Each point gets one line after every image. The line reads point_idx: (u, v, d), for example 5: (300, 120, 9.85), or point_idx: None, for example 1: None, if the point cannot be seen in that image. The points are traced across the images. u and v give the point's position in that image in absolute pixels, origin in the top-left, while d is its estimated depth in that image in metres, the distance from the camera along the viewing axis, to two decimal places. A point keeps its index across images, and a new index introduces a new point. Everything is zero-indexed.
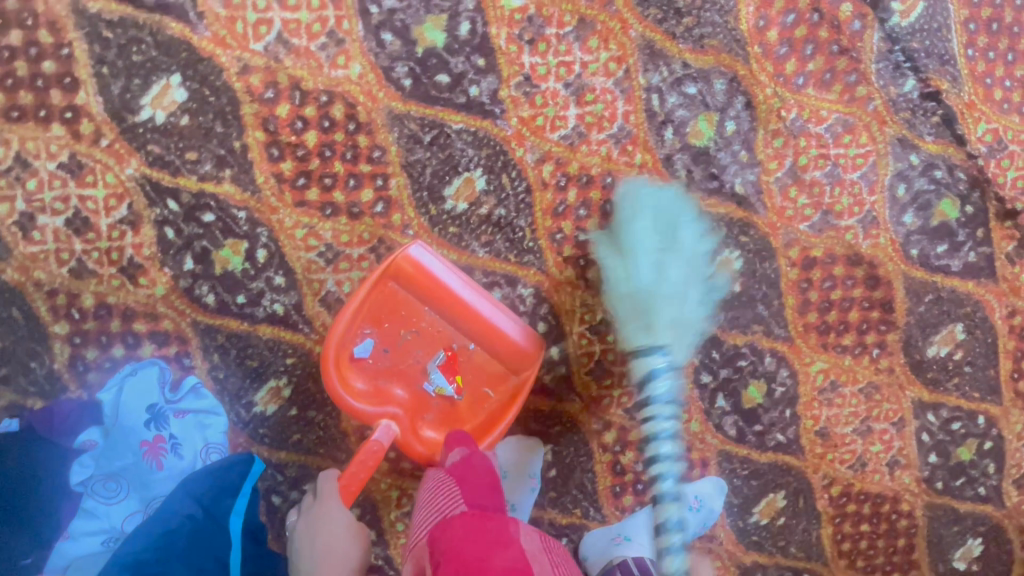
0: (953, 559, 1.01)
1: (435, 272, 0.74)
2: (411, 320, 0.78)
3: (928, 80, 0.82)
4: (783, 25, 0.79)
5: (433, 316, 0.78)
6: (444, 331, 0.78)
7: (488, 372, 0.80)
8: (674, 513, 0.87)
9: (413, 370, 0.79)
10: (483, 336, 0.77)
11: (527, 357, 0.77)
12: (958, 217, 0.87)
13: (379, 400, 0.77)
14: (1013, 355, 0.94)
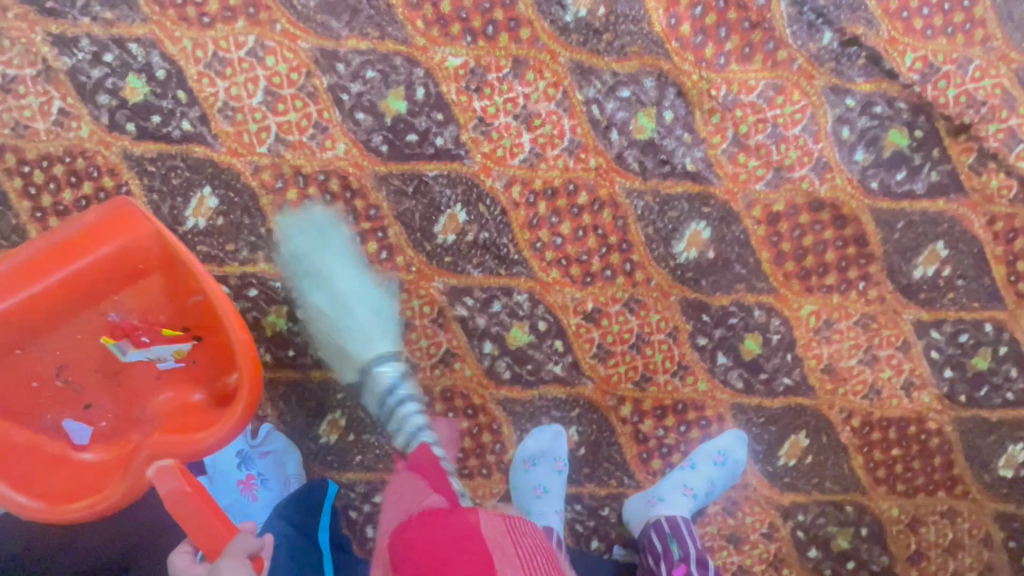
0: (998, 468, 1.03)
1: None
2: (30, 375, 0.72)
3: (843, 30, 0.89)
4: (693, 18, 0.88)
5: (53, 333, 0.72)
6: (34, 364, 0.72)
7: (151, 298, 0.74)
8: (701, 471, 0.97)
9: (87, 388, 0.76)
10: (99, 287, 0.71)
11: (115, 239, 0.69)
12: (909, 143, 0.92)
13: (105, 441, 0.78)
14: (1005, 260, 0.96)
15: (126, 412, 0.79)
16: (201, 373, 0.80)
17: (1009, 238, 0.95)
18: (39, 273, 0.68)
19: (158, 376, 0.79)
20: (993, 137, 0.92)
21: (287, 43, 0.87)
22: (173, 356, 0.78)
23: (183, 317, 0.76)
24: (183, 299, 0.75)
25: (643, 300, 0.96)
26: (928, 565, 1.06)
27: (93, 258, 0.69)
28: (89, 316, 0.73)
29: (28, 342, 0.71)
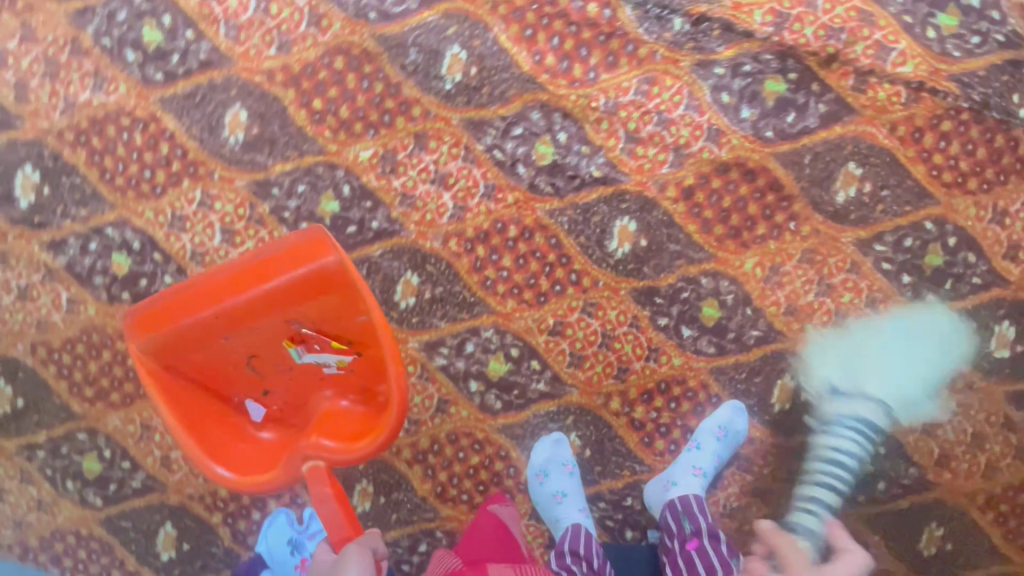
0: (992, 350, 1.04)
1: (211, 279, 0.90)
2: (227, 362, 0.94)
3: (689, 12, 0.96)
4: (554, 48, 0.97)
5: (254, 329, 0.92)
6: (227, 355, 0.94)
7: (331, 311, 0.90)
8: (707, 449, 1.03)
9: (268, 375, 0.96)
10: (297, 300, 0.89)
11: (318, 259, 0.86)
12: (788, 87, 0.98)
13: (272, 422, 0.99)
14: (920, 159, 1.00)
15: (285, 401, 0.98)
16: (357, 382, 0.96)
17: (916, 139, 0.99)
18: (242, 283, 0.89)
19: (321, 376, 0.97)
20: (864, 55, 0.97)
21: (227, 186, 1.02)
22: (335, 364, 0.95)
23: (343, 330, 0.92)
24: (347, 317, 0.90)
25: (597, 302, 1.03)
26: (955, 461, 1.08)
27: (300, 276, 0.87)
28: (270, 326, 0.92)
29: (200, 349, 0.93)
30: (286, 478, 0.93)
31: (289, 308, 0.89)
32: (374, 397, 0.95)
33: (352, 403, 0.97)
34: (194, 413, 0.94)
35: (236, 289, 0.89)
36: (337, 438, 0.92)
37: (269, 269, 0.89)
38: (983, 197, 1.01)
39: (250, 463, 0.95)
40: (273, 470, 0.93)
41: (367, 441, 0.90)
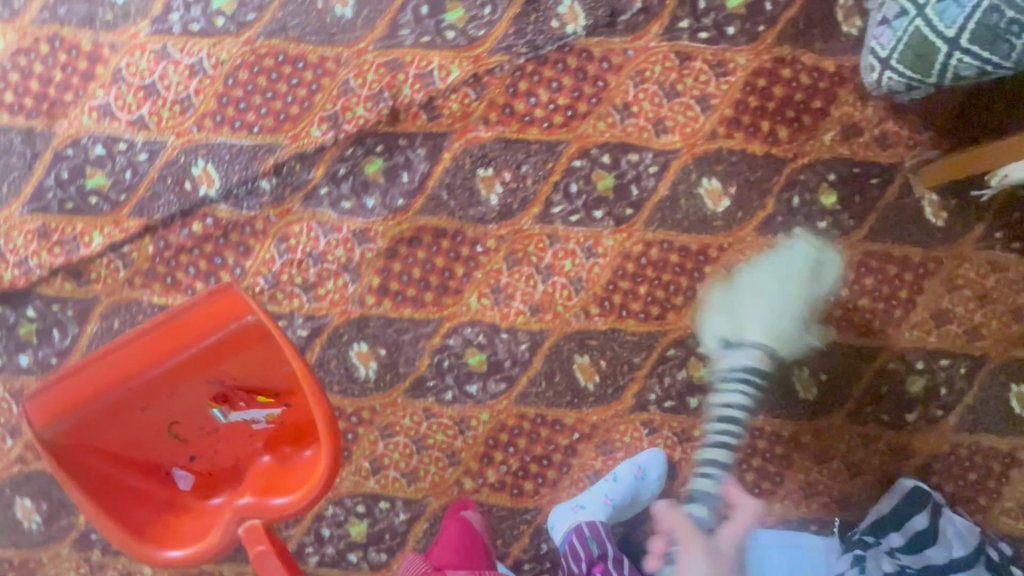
0: (713, 209, 1.06)
1: (118, 359, 0.88)
2: (147, 434, 0.94)
3: (266, 171, 1.04)
4: (196, 274, 1.05)
5: (177, 401, 0.93)
6: (148, 424, 0.94)
7: (255, 361, 0.92)
8: (622, 481, 1.05)
9: (193, 439, 0.97)
10: (217, 363, 0.91)
11: (223, 311, 0.87)
12: (383, 160, 1.04)
13: (206, 486, 1.00)
14: (527, 125, 1.04)
15: (217, 461, 1.00)
16: (293, 435, 0.99)
17: (509, 114, 1.04)
18: (148, 350, 0.88)
19: (250, 432, 0.98)
20: (416, 91, 1.03)
21: (58, 561, 1.10)
22: (266, 419, 0.98)
23: (268, 386, 0.95)
24: (272, 368, 0.93)
25: (388, 421, 1.08)
26: None
27: (218, 347, 0.89)
28: (191, 397, 0.94)
29: (147, 405, 0.92)
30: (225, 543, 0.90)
31: (207, 369, 0.91)
32: (309, 434, 0.98)
33: (292, 449, 0.98)
34: (112, 485, 0.92)
35: (121, 381, 0.89)
36: (262, 495, 0.92)
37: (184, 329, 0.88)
38: (599, 110, 1.05)
39: (188, 532, 0.94)
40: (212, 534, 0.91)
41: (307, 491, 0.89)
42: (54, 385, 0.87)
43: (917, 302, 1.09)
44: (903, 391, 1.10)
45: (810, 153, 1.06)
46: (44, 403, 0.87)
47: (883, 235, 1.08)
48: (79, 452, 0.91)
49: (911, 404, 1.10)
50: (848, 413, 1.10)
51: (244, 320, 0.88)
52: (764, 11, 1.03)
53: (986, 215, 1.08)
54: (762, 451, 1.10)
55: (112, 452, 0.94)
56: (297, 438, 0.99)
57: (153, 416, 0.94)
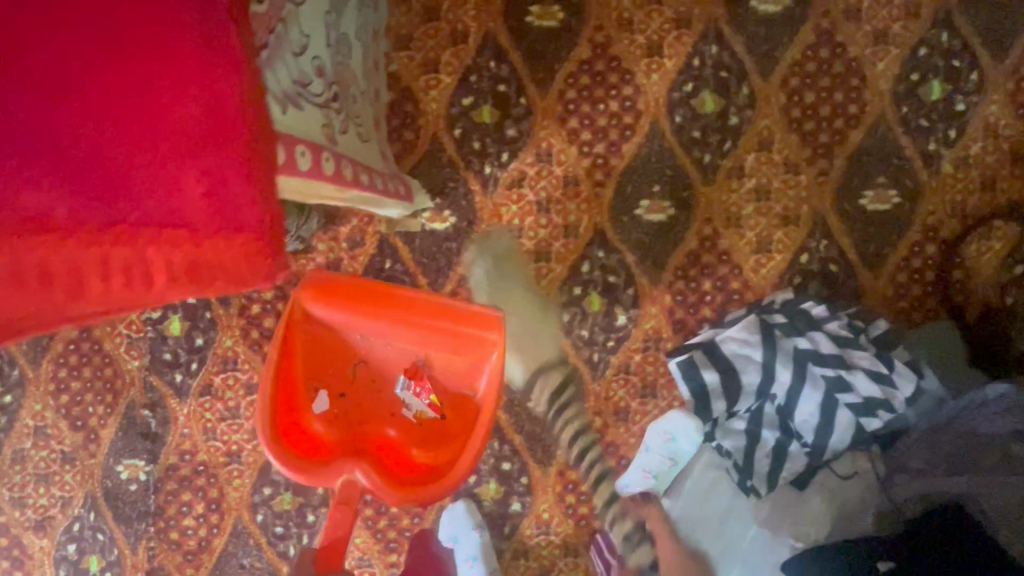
0: None
1: (386, 299, 1.01)
2: (348, 354, 1.04)
3: None
4: None
5: (387, 353, 1.04)
6: (353, 351, 1.04)
7: (458, 368, 1.04)
8: None
9: (336, 376, 1.03)
10: (444, 341, 1.01)
11: (472, 308, 1.00)
12: None
13: (331, 420, 1.02)
14: (207, 548, 1.11)
15: (348, 411, 1.03)
16: (436, 438, 1.02)
17: (192, 557, 1.12)
18: (416, 309, 1.00)
19: (397, 414, 1.04)
20: None
21: None
22: (416, 412, 1.03)
23: (445, 393, 1.05)
24: (459, 380, 1.04)
25: None
26: None
27: (466, 325, 1.00)
28: (400, 352, 1.03)
29: (368, 353, 1.04)
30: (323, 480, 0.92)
31: (437, 342, 1.01)
32: (436, 453, 1.01)
33: (408, 462, 1.01)
34: (287, 373, 0.98)
35: (361, 311, 1.00)
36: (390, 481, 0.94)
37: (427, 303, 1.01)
38: (221, 479, 1.11)
39: (292, 436, 0.96)
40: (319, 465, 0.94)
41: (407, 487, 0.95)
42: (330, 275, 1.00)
43: (518, 269, 1.08)
44: (595, 317, 1.09)
45: None
46: (314, 274, 1.00)
47: (440, 275, 1.09)
48: (303, 325, 1.00)
49: (611, 314, 1.09)
50: (594, 375, 1.10)
51: (487, 329, 1.00)
52: (194, 306, 1.09)
53: (465, 174, 1.07)
54: (592, 465, 1.11)
55: (305, 355, 1.01)
56: (419, 447, 1.02)
57: (364, 344, 1.03)
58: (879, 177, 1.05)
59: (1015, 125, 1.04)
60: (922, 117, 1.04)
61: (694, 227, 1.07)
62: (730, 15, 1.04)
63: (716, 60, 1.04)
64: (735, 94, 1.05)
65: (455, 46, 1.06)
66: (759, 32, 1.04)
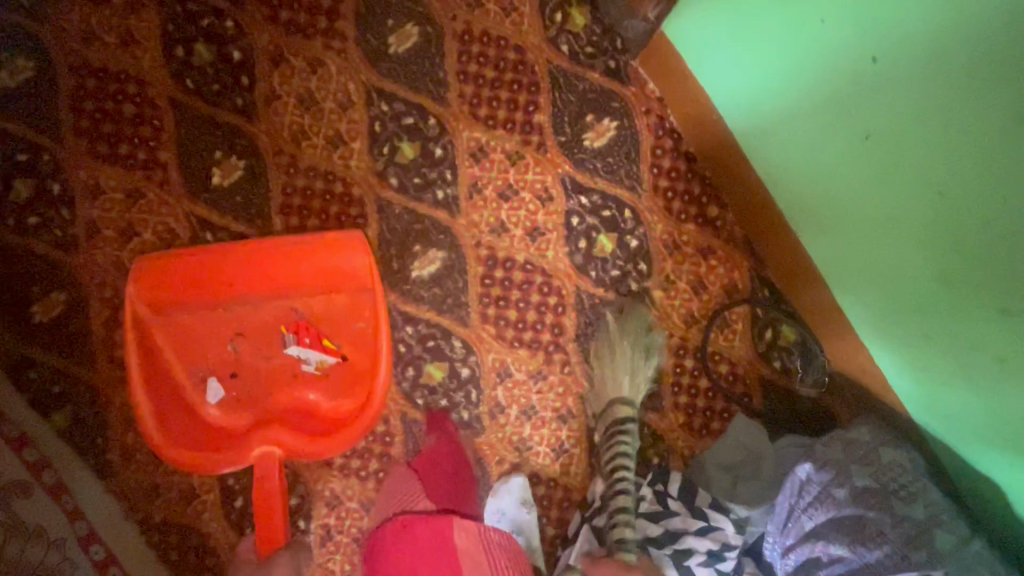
0: None
1: (245, 268, 1.01)
2: (222, 333, 1.03)
3: None
4: None
5: (261, 318, 1.04)
6: (225, 325, 1.03)
7: (340, 309, 1.05)
8: None
9: (221, 361, 1.04)
10: (299, 284, 1.03)
11: (344, 240, 1.00)
12: None
13: (232, 406, 1.04)
14: None
15: (247, 386, 1.05)
16: (344, 381, 1.06)
17: None
18: (272, 263, 1.01)
19: (295, 372, 1.05)
20: None
21: None
22: (316, 363, 1.05)
23: (338, 338, 1.05)
24: (348, 317, 1.05)
25: None
26: None
27: (324, 259, 1.01)
28: (273, 312, 1.04)
29: (244, 329, 1.04)
30: (234, 458, 0.99)
31: (302, 288, 1.03)
32: (343, 398, 1.05)
33: (321, 413, 1.05)
34: (165, 362, 1.01)
35: (221, 290, 1.02)
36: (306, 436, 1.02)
37: (283, 259, 1.01)
38: None
39: (192, 433, 1.01)
40: (222, 449, 1.00)
41: (314, 437, 1.02)
42: (168, 261, 0.99)
43: None
44: None
45: None
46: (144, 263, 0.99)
47: None
48: (153, 311, 1.00)
49: None
50: None
51: (353, 253, 1.01)
52: None
53: None
54: None
55: (176, 341, 1.02)
56: (326, 391, 1.06)
57: (226, 318, 1.03)
58: (611, 335, 1.11)
59: (687, 228, 1.09)
60: (611, 268, 1.10)
61: (494, 471, 1.11)
62: (402, 296, 1.08)
63: (417, 337, 1.09)
64: (452, 351, 1.09)
65: None
66: (436, 293, 1.08)
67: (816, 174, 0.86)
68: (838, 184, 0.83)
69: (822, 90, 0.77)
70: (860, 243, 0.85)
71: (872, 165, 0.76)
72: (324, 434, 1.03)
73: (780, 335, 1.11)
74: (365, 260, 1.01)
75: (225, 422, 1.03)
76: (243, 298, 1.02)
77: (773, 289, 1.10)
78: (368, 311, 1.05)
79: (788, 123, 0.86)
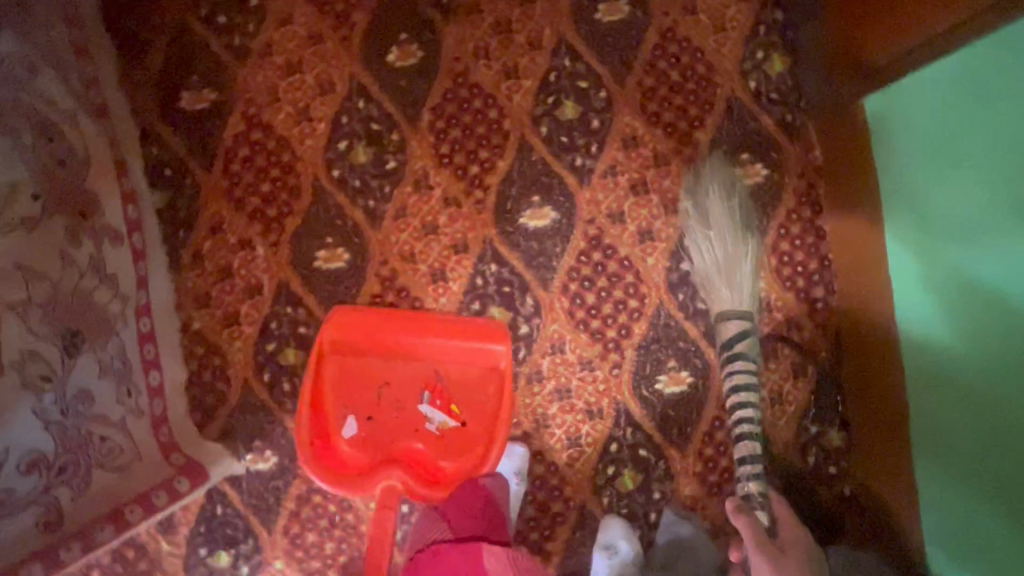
0: None
1: (413, 325, 1.06)
2: (374, 379, 1.06)
3: None
4: None
5: (408, 372, 1.06)
6: (376, 373, 1.06)
7: (478, 387, 1.06)
8: None
9: (366, 402, 1.06)
10: (453, 352, 1.06)
11: (496, 335, 1.05)
12: None
13: (365, 445, 1.05)
14: None
15: (380, 432, 1.05)
16: (461, 446, 1.06)
17: None
18: (438, 332, 1.05)
19: (423, 429, 1.06)
20: None
21: None
22: (439, 424, 1.06)
23: (468, 407, 1.06)
24: (482, 395, 1.06)
25: None
26: None
27: (472, 339, 1.05)
28: (422, 370, 1.06)
29: (394, 378, 1.06)
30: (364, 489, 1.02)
31: (453, 354, 1.06)
32: (458, 462, 1.05)
33: (436, 472, 1.05)
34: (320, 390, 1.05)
35: (385, 340, 1.06)
36: (424, 484, 1.03)
37: (448, 331, 1.06)
38: None
39: (328, 458, 1.04)
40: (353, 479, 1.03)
41: (428, 489, 1.03)
42: (360, 312, 1.06)
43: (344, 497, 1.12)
44: None
45: (176, 565, 1.12)
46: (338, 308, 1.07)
47: (271, 512, 1.12)
48: (330, 347, 1.05)
49: None
50: None
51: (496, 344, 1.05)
52: None
53: (280, 413, 1.11)
54: None
55: (335, 376, 1.06)
56: (446, 454, 1.06)
57: (382, 369, 1.06)
58: (670, 360, 1.11)
59: (787, 296, 1.10)
60: (699, 300, 1.11)
61: None
62: (502, 235, 1.10)
63: (496, 278, 1.11)
64: (522, 305, 1.11)
65: (252, 298, 1.11)
66: (532, 246, 1.10)
67: (932, 285, 0.88)
68: (933, 331, 0.88)
69: (1000, 259, 0.75)
70: (927, 381, 0.89)
71: (974, 343, 0.81)
72: (437, 488, 1.04)
73: (827, 435, 1.09)
74: (506, 354, 1.05)
75: (357, 457, 1.05)
76: (400, 352, 1.06)
77: (841, 389, 1.09)
78: (495, 392, 1.06)
79: (943, 234, 0.85)
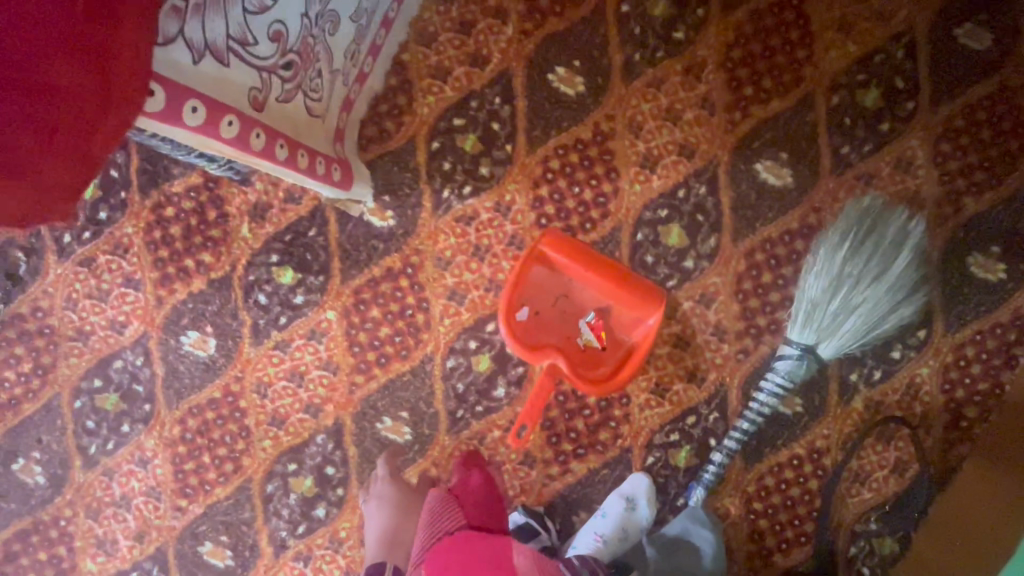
0: (207, 354, 1.08)
1: (610, 268, 1.01)
2: (556, 288, 1.04)
3: None
4: None
5: (583, 296, 1.04)
6: (560, 283, 1.04)
7: (625, 325, 1.03)
8: None
9: (546, 303, 1.04)
10: (626, 300, 1.01)
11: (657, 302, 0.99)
12: None
13: (532, 335, 1.03)
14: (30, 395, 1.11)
15: (548, 332, 1.03)
16: (594, 362, 1.03)
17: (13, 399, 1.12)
18: (626, 282, 1.01)
19: (575, 341, 1.03)
20: None
21: None
22: (588, 340, 1.02)
23: (613, 338, 1.04)
24: (629, 333, 1.03)
25: None
26: (316, 400, 1.09)
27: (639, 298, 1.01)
28: (593, 300, 1.04)
29: (574, 297, 1.04)
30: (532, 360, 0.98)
31: (626, 301, 1.02)
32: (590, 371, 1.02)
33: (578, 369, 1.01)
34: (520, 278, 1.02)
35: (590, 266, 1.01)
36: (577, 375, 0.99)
37: (632, 283, 1.01)
38: (60, 350, 1.10)
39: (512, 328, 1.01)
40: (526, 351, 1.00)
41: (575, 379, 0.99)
42: (570, 240, 1.01)
43: (428, 296, 1.07)
44: (477, 376, 1.07)
45: (243, 253, 1.07)
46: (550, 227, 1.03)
47: (354, 266, 1.07)
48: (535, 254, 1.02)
49: (492, 382, 1.07)
50: (449, 428, 1.08)
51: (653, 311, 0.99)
52: (114, 180, 1.07)
53: (427, 184, 1.06)
54: None
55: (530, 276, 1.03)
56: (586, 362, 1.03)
57: (570, 288, 1.04)
58: None
59: (937, 396, 1.03)
60: None
61: None
62: (731, 166, 1.03)
63: (698, 201, 1.04)
64: (702, 240, 1.04)
65: (471, 67, 1.04)
66: (749, 194, 1.03)
67: None
68: None
69: None
70: None
71: None
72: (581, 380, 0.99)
73: (880, 538, 1.04)
74: (656, 321, 0.99)
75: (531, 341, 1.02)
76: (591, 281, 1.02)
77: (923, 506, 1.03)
78: (640, 336, 1.02)
79: None
